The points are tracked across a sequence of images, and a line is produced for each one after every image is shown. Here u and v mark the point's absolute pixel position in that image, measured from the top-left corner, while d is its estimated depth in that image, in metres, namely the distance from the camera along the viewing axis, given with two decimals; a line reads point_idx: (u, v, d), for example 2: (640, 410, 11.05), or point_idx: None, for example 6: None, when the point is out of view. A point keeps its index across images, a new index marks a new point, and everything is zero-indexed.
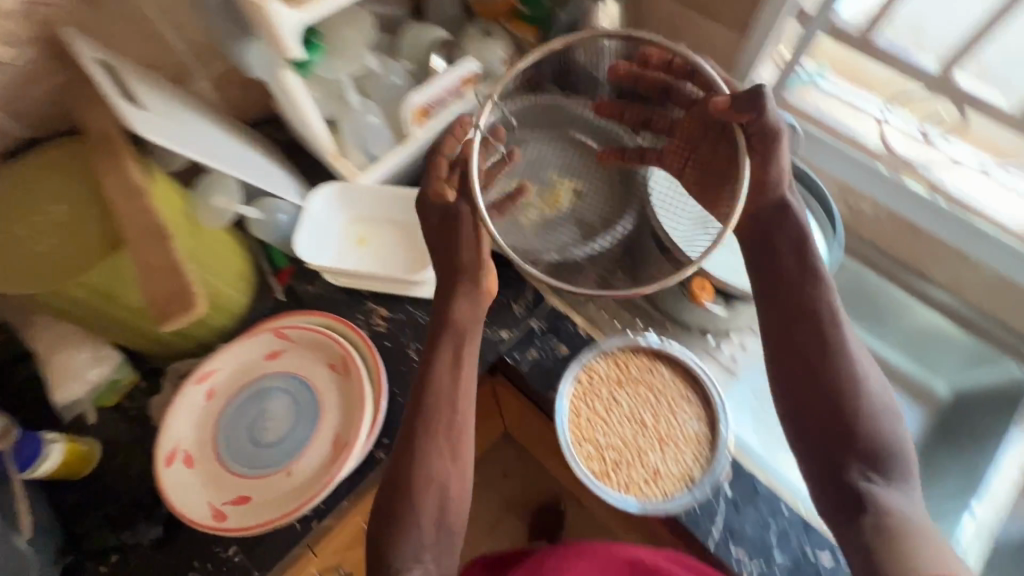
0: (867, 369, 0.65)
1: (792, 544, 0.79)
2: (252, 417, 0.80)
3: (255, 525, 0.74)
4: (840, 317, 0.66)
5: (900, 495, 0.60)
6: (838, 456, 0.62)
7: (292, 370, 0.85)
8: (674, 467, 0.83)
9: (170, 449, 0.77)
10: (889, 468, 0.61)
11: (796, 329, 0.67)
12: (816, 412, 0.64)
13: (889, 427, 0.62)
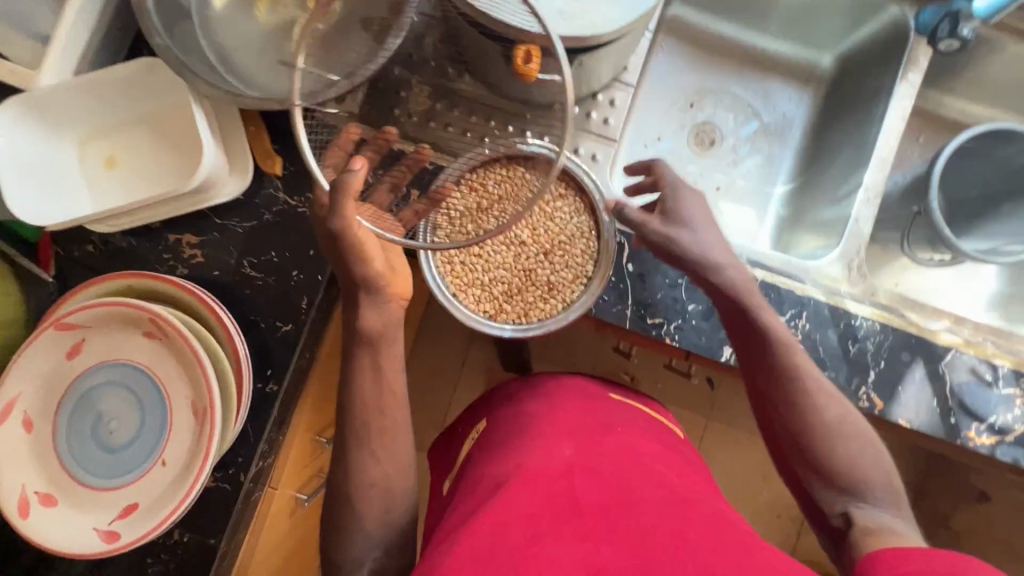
0: (811, 394, 0.66)
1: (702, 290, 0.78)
2: (93, 430, 0.65)
3: (154, 521, 0.60)
4: (784, 369, 0.67)
5: (867, 509, 0.61)
6: (798, 471, 0.66)
7: (102, 359, 0.66)
8: (561, 274, 0.82)
9: (18, 502, 0.63)
10: (850, 482, 0.63)
11: (774, 403, 0.68)
12: (793, 452, 0.67)
13: (849, 447, 0.64)
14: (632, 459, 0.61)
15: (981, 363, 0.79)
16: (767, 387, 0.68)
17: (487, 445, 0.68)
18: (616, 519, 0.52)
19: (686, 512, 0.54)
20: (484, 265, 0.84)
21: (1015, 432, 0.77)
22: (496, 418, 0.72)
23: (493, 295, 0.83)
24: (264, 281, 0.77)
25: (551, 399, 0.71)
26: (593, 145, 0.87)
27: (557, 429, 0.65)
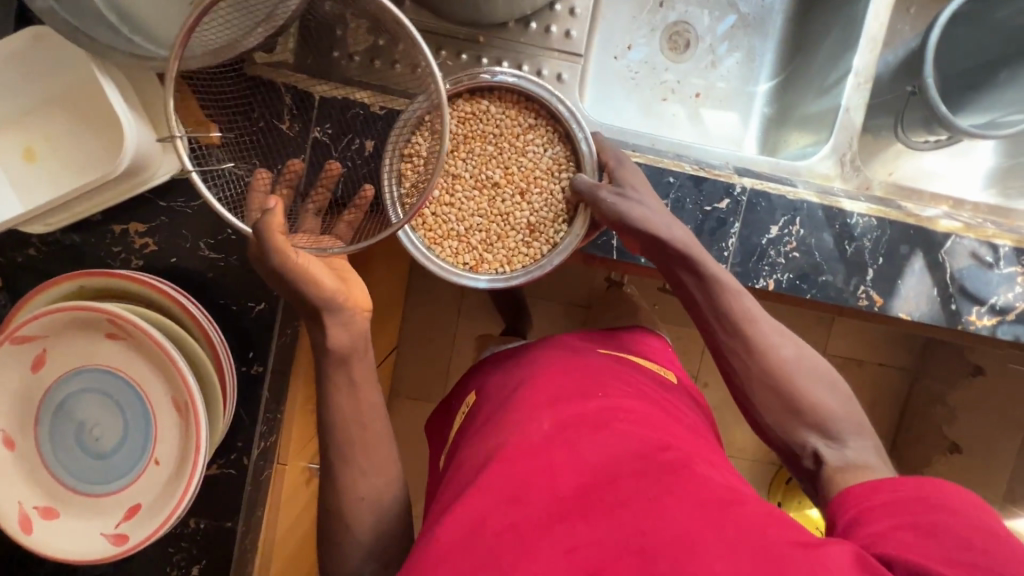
0: (764, 336, 0.64)
1: (689, 209, 0.74)
2: (79, 438, 0.62)
3: (160, 517, 0.60)
4: (736, 316, 0.65)
5: (837, 448, 0.59)
6: (767, 419, 0.64)
7: (65, 366, 0.62)
8: (540, 212, 0.76)
9: (19, 518, 0.62)
10: (819, 420, 0.61)
11: (736, 354, 0.65)
12: (759, 399, 0.64)
13: (809, 383, 0.63)
14: (613, 424, 0.58)
15: (981, 245, 0.76)
16: (723, 338, 0.65)
17: (477, 422, 0.67)
18: (592, 492, 0.51)
19: (662, 474, 0.52)
20: (457, 214, 0.77)
21: (1017, 311, 0.76)
22: (489, 394, 0.71)
23: (472, 245, 0.76)
24: (227, 262, 0.73)
25: (535, 370, 0.69)
26: (559, 64, 0.79)
27: (538, 401, 0.63)
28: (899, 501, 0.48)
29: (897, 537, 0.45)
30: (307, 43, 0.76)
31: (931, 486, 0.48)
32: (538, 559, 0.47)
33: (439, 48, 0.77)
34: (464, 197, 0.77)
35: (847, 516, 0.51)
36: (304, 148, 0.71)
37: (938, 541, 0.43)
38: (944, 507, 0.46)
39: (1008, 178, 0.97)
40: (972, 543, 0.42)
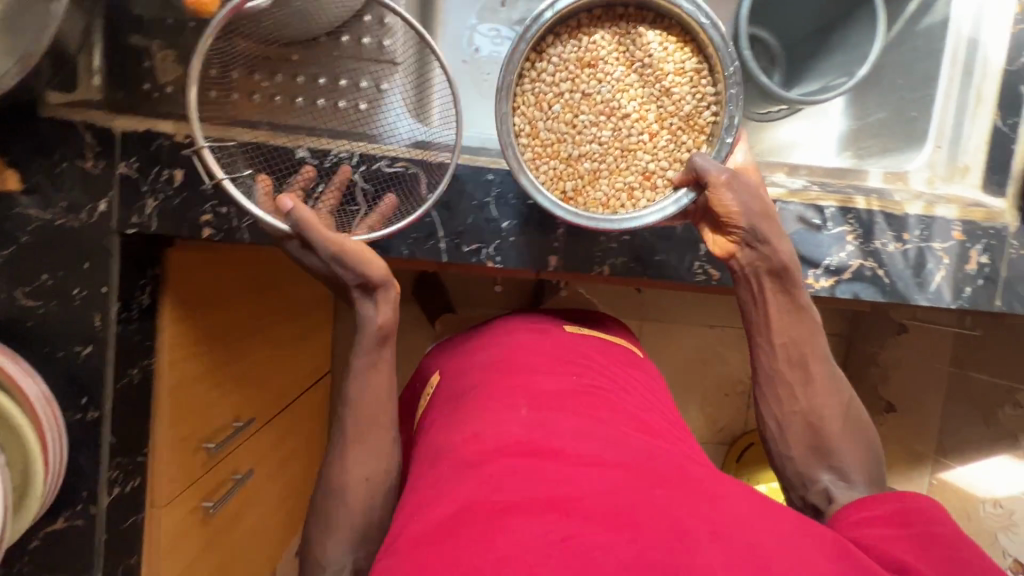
0: (827, 376, 0.68)
1: (512, 203, 0.74)
2: None
3: None
4: (795, 356, 0.68)
5: (849, 489, 0.63)
6: (791, 452, 0.68)
7: None
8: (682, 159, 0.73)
9: None
10: (834, 458, 0.66)
11: (786, 385, 0.68)
12: (790, 432, 0.68)
13: (851, 429, 0.67)
14: (589, 413, 0.61)
15: (807, 208, 0.77)
16: (779, 369, 0.68)
17: (444, 406, 0.69)
18: (580, 466, 0.52)
19: (640, 457, 0.54)
20: (574, 139, 0.73)
21: (851, 269, 0.77)
22: (455, 379, 0.74)
23: (578, 174, 0.73)
24: (46, 308, 0.71)
25: (505, 360, 0.72)
26: (380, 74, 0.79)
27: (514, 389, 0.65)
28: (893, 511, 0.53)
29: (892, 536, 0.51)
30: (113, 77, 0.73)
31: (921, 500, 0.54)
32: (529, 525, 0.45)
33: (253, 70, 0.76)
34: (586, 123, 0.73)
35: (852, 516, 0.56)
36: (113, 185, 0.70)
37: (920, 546, 0.49)
38: (937, 520, 0.51)
39: (859, 137, 0.94)
40: (960, 554, 0.48)
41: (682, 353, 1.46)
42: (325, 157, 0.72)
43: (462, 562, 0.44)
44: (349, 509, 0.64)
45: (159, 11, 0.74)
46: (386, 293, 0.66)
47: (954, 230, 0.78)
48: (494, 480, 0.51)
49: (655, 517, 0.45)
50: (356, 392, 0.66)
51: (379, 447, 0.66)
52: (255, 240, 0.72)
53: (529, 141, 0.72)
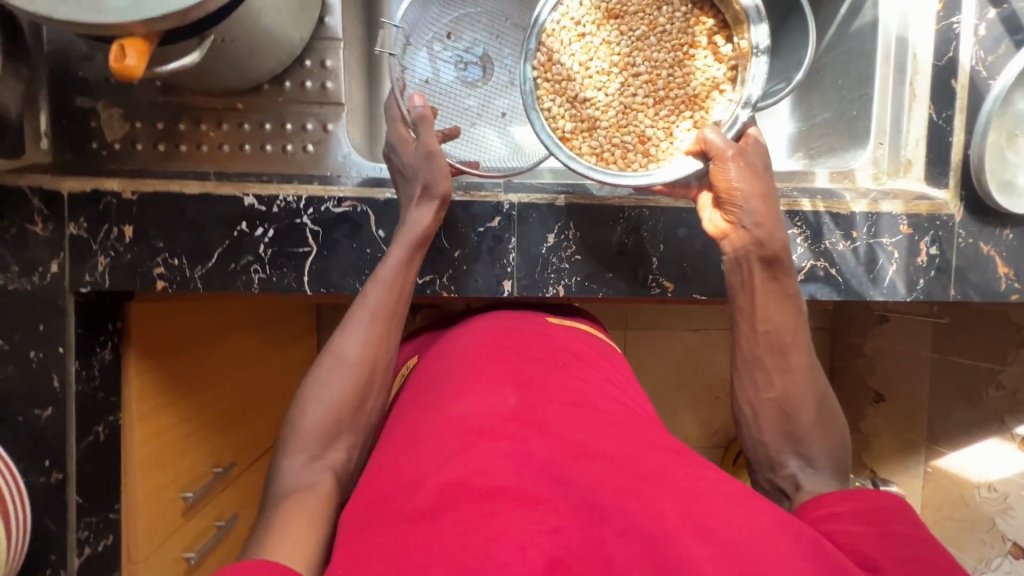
0: (803, 368, 0.68)
1: (461, 232, 0.74)
2: None
3: None
4: (777, 342, 0.68)
5: (816, 474, 0.62)
6: (763, 438, 0.66)
7: None
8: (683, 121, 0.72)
9: None
10: (803, 446, 0.64)
11: (763, 370, 0.68)
12: (763, 416, 0.67)
13: (821, 421, 0.66)
14: (572, 400, 0.59)
15: None
16: (759, 356, 0.68)
17: (422, 392, 0.66)
18: (559, 450, 0.50)
19: (620, 444, 0.52)
20: (582, 80, 0.71)
21: (804, 270, 0.78)
22: (435, 364, 0.72)
23: (580, 118, 0.71)
24: (2, 374, 0.70)
25: (487, 347, 0.70)
26: (325, 115, 0.80)
27: (498, 375, 0.63)
28: (861, 508, 0.52)
29: (858, 534, 0.49)
30: (63, 141, 0.76)
31: (887, 498, 0.53)
32: (500, 509, 0.43)
33: (199, 122, 0.78)
34: (598, 70, 0.72)
35: (817, 513, 0.54)
36: (63, 246, 0.71)
37: (887, 543, 0.47)
38: (903, 518, 0.50)
39: (808, 138, 0.98)
40: (924, 551, 0.47)
41: (670, 359, 1.46)
42: (273, 203, 0.72)
43: (438, 542, 0.41)
44: (342, 385, 0.64)
45: (103, 72, 0.76)
46: (440, 208, 0.70)
47: (901, 224, 0.79)
48: (479, 462, 0.48)
49: (641, 505, 0.43)
50: (386, 274, 0.69)
51: (387, 335, 0.68)
52: (207, 288, 0.72)
53: (541, 73, 0.69)
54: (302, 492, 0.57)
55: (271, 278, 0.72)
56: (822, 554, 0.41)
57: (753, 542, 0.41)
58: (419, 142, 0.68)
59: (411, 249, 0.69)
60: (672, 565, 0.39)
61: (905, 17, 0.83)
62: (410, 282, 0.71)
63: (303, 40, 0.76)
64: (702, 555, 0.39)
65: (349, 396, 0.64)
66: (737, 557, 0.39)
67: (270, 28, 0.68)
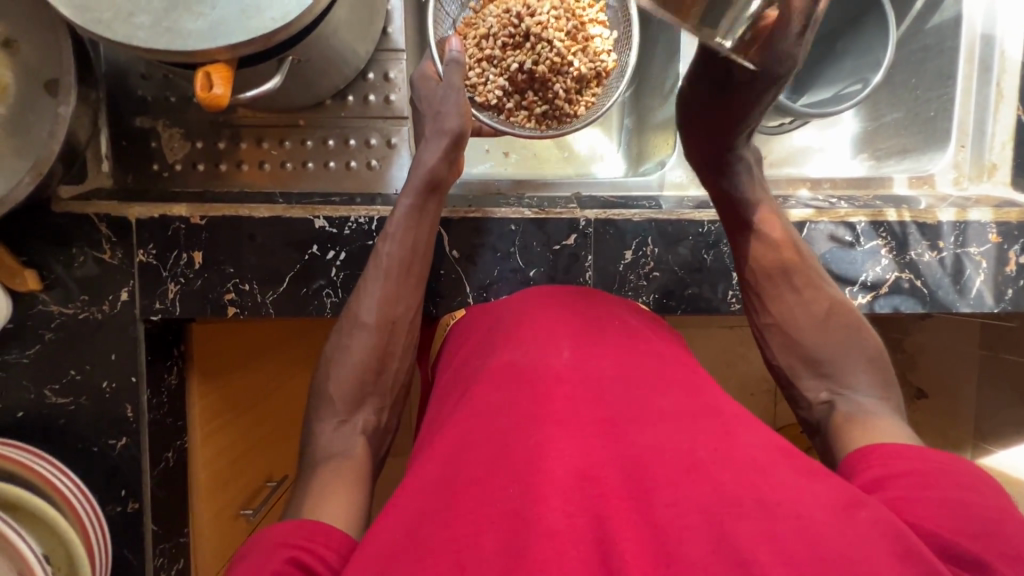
0: (797, 288, 0.62)
1: (537, 251, 0.73)
2: None
3: None
4: (771, 267, 0.64)
5: (847, 397, 0.54)
6: (777, 361, 0.61)
7: None
8: (588, 59, 0.71)
9: None
10: (824, 365, 0.57)
11: (758, 296, 0.64)
12: (773, 343, 0.62)
13: (844, 348, 0.57)
14: (631, 356, 0.53)
15: (838, 227, 0.75)
16: (750, 284, 0.65)
17: (467, 348, 0.61)
18: (618, 416, 0.45)
19: (683, 407, 0.46)
20: (522, 12, 0.69)
21: (888, 283, 0.75)
22: (469, 319, 0.66)
23: (524, 54, 0.70)
24: (76, 404, 0.70)
25: (528, 297, 0.63)
26: (388, 130, 0.78)
27: (548, 326, 0.56)
28: (921, 469, 0.42)
29: (920, 501, 0.39)
30: (124, 162, 0.75)
31: (959, 469, 0.42)
32: (558, 487, 0.38)
33: (261, 140, 0.77)
34: (537, 4, 0.70)
35: (862, 476, 0.44)
36: (132, 274, 0.69)
37: (953, 511, 0.38)
38: (973, 487, 0.40)
39: (874, 139, 0.91)
40: (997, 527, 0.37)
41: (706, 358, 1.19)
42: (344, 224, 0.70)
43: (488, 513, 0.38)
44: (364, 350, 0.62)
45: (161, 91, 0.74)
46: (454, 152, 0.68)
47: (990, 233, 0.76)
48: (522, 427, 0.44)
49: (698, 482, 0.38)
50: (396, 229, 0.66)
51: (403, 291, 0.65)
52: (280, 313, 0.71)
53: (510, 14, 0.70)
54: (337, 459, 0.53)
55: (343, 302, 0.71)
56: (897, 544, 0.34)
57: (820, 530, 0.35)
58: (443, 81, 0.68)
59: (421, 195, 0.67)
60: (727, 552, 0.34)
61: (990, 13, 0.80)
62: (426, 241, 0.67)
63: (368, 53, 0.74)
64: (761, 543, 0.34)
65: (369, 361, 0.62)
66: (802, 548, 0.34)
67: (339, 45, 0.66)
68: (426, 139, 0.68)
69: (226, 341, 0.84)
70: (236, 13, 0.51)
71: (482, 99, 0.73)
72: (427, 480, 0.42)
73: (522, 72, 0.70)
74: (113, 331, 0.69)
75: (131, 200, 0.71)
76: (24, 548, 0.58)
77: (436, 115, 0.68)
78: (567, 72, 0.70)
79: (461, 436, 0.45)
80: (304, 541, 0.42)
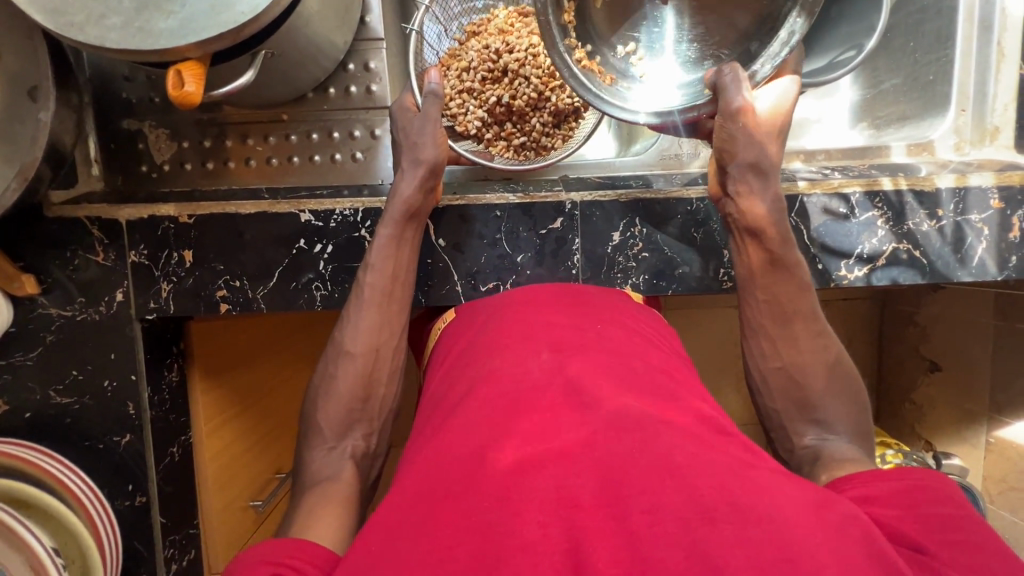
0: (812, 337, 0.61)
1: (525, 238, 0.73)
2: None
3: None
4: (789, 312, 0.62)
5: (836, 443, 0.54)
6: (774, 406, 0.60)
7: None
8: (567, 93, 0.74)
9: None
10: (820, 415, 0.57)
11: (769, 339, 0.62)
12: (773, 386, 0.60)
13: (843, 406, 0.57)
14: (611, 363, 0.52)
15: (831, 199, 0.73)
16: (763, 326, 0.63)
17: (451, 360, 0.61)
18: (598, 422, 0.44)
19: (663, 414, 0.45)
20: (504, 50, 0.72)
21: (885, 255, 0.74)
22: (453, 332, 0.67)
23: (504, 89, 0.73)
24: (80, 403, 0.72)
25: (511, 306, 0.63)
26: (372, 121, 0.78)
27: (531, 337, 0.56)
28: (897, 489, 0.42)
29: (897, 518, 0.39)
30: (113, 165, 0.76)
31: (938, 484, 0.42)
32: (537, 494, 0.38)
33: (246, 137, 0.77)
34: (519, 42, 0.73)
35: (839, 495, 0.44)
36: (126, 274, 0.70)
37: (928, 526, 0.38)
38: (945, 499, 0.40)
39: (873, 108, 0.88)
40: (971, 539, 0.38)
41: (711, 338, 1.17)
42: (329, 218, 0.70)
43: (467, 524, 0.37)
44: (348, 377, 0.63)
45: (146, 92, 0.74)
46: (431, 179, 0.67)
47: (992, 198, 0.73)
48: (503, 439, 0.43)
49: (674, 488, 0.37)
50: (377, 258, 0.66)
51: (387, 318, 0.66)
52: (271, 307, 0.71)
53: (496, 50, 0.73)
54: (324, 484, 0.54)
55: (333, 295, 0.71)
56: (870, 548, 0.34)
57: (795, 535, 0.34)
58: (421, 113, 0.67)
59: (399, 224, 0.67)
60: (702, 559, 0.32)
61: None
62: (404, 262, 0.68)
63: (346, 44, 0.73)
64: (735, 548, 0.33)
65: (356, 390, 0.62)
66: (776, 551, 0.33)
67: (314, 36, 0.65)
68: (404, 168, 0.67)
69: (225, 357, 0.86)
70: (205, 8, 0.51)
71: (462, 128, 0.76)
72: (410, 493, 0.42)
73: (503, 106, 0.73)
74: (112, 330, 0.71)
75: (120, 201, 0.72)
76: (36, 544, 0.61)
77: (412, 146, 0.67)
78: (548, 110, 0.74)
79: (447, 449, 0.45)
80: (286, 559, 0.42)
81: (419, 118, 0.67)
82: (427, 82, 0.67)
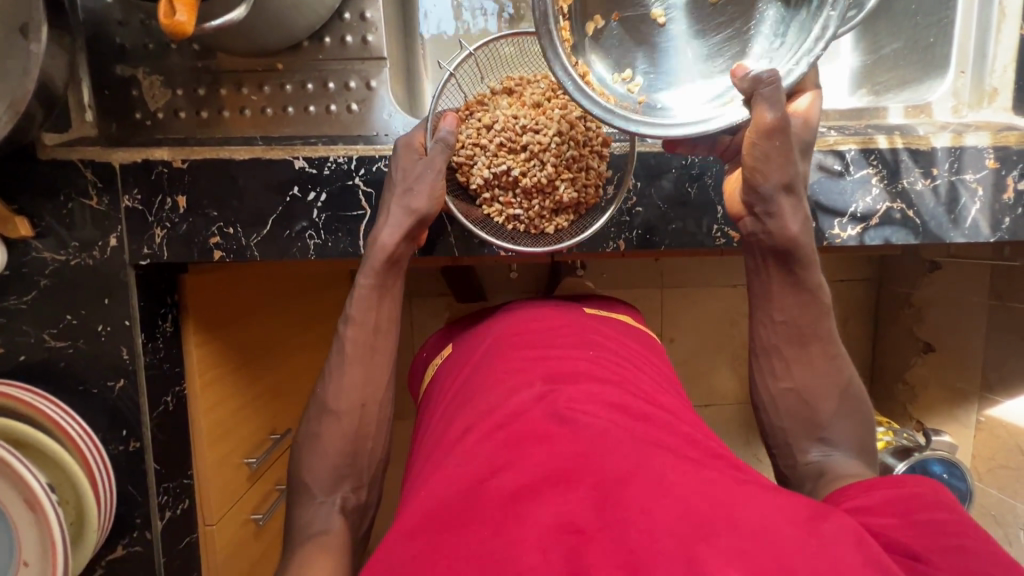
0: (825, 358, 0.61)
1: None
2: None
3: None
4: (805, 336, 0.62)
5: (839, 459, 0.58)
6: (780, 424, 0.61)
7: None
8: (571, 185, 0.69)
9: None
10: (824, 434, 0.59)
11: (782, 360, 0.62)
12: (781, 407, 0.62)
13: (846, 426, 0.59)
14: (604, 386, 0.52)
15: (827, 156, 0.73)
16: (778, 346, 0.63)
17: (449, 398, 0.61)
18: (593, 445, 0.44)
19: (657, 437, 0.45)
20: (530, 124, 0.68)
21: (879, 214, 0.74)
22: (453, 371, 0.68)
23: (517, 161, 0.68)
24: (74, 347, 0.72)
25: (506, 336, 0.64)
26: (367, 72, 0.77)
27: (524, 365, 0.57)
28: (889, 497, 0.42)
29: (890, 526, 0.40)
30: (107, 112, 0.76)
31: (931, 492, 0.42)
32: (537, 520, 0.37)
33: (240, 86, 0.76)
34: (548, 115, 0.68)
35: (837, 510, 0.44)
36: (119, 219, 0.70)
37: (920, 529, 0.38)
38: (938, 503, 0.41)
39: (873, 73, 0.87)
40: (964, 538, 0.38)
41: (707, 313, 1.18)
42: (323, 164, 0.70)
43: (471, 555, 0.36)
44: (332, 437, 0.63)
45: (140, 37, 0.74)
46: (417, 229, 0.67)
47: (987, 158, 0.73)
48: (501, 466, 0.43)
49: (668, 505, 0.37)
50: (360, 308, 0.67)
51: (370, 376, 0.66)
52: (264, 256, 0.72)
53: (523, 115, 0.68)
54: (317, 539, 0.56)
55: (326, 243, 0.71)
56: (864, 553, 0.34)
57: (788, 546, 0.33)
58: (425, 157, 0.66)
59: (379, 274, 0.67)
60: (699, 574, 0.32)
61: None
62: (388, 308, 0.69)
63: None
64: (730, 561, 0.33)
65: (342, 448, 0.63)
66: (772, 563, 0.32)
67: None
68: (389, 215, 0.66)
69: (219, 374, 0.86)
70: None
71: (464, 179, 0.72)
72: (412, 521, 0.42)
73: (509, 174, 0.68)
74: (106, 275, 0.71)
75: (113, 146, 0.71)
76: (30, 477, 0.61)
77: (406, 192, 0.65)
78: (551, 197, 0.70)
79: (447, 476, 0.44)
80: None
81: (412, 163, 0.66)
82: (441, 131, 0.66)
